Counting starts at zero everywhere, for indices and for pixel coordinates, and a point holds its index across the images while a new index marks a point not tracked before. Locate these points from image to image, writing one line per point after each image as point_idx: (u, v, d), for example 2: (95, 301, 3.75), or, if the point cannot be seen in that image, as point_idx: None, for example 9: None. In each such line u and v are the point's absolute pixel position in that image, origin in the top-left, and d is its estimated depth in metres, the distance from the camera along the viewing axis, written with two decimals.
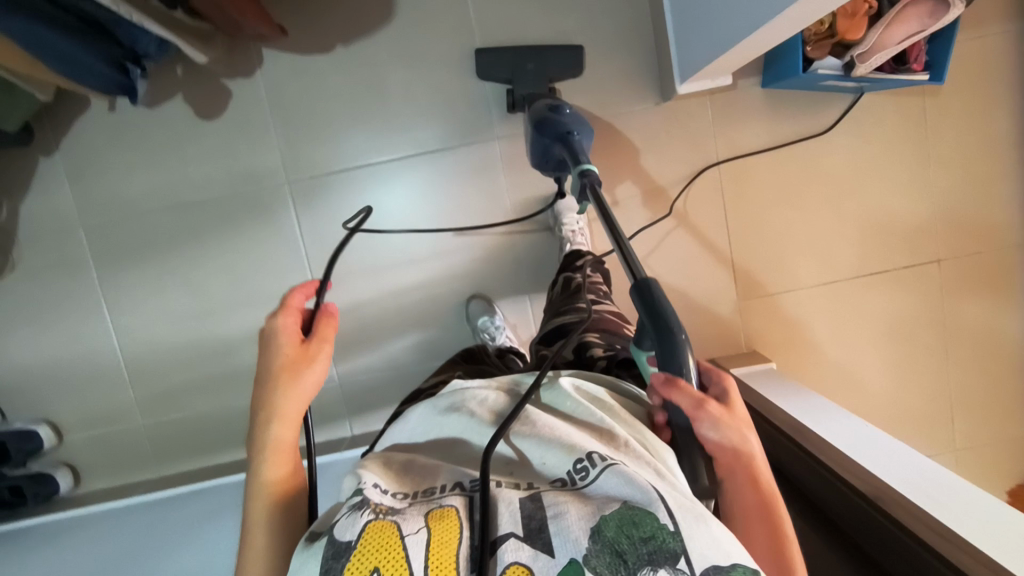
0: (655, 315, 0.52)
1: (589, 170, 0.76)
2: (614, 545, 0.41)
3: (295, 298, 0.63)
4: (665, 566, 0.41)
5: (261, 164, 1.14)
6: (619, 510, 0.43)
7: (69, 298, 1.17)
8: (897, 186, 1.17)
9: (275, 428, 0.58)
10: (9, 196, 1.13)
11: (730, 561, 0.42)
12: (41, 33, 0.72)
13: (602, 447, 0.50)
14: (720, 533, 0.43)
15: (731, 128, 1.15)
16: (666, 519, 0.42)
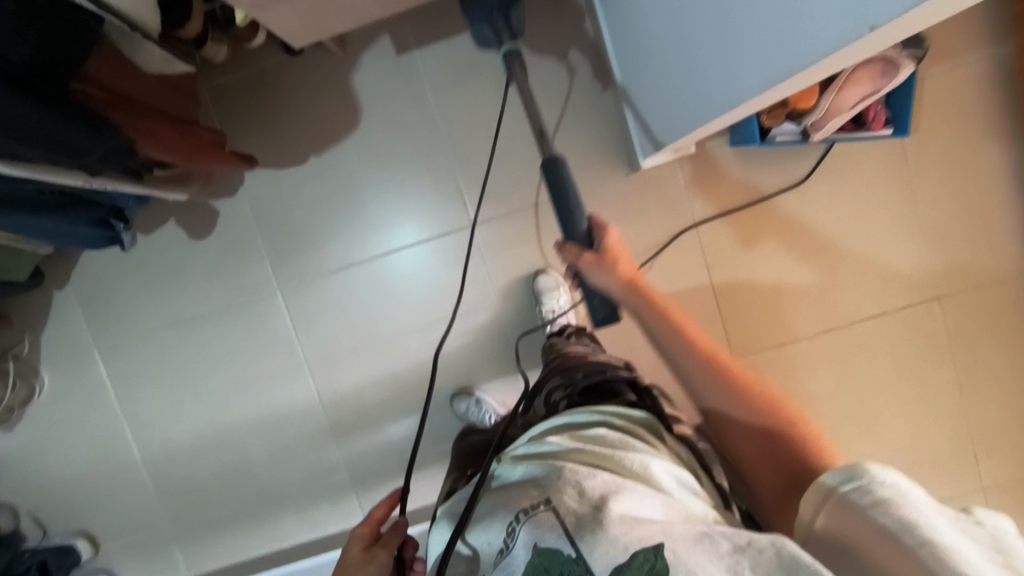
0: (556, 191, 0.76)
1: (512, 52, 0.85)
2: None
3: (376, 510, 0.64)
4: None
5: (253, 275, 1.20)
6: (533, 561, 0.47)
7: (91, 417, 1.24)
8: (885, 229, 1.14)
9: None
10: (31, 329, 1.22)
11: (628, 553, 0.45)
12: (30, 221, 0.77)
13: (529, 499, 0.52)
14: (619, 532, 0.46)
15: (704, 189, 1.14)
16: (566, 549, 0.47)
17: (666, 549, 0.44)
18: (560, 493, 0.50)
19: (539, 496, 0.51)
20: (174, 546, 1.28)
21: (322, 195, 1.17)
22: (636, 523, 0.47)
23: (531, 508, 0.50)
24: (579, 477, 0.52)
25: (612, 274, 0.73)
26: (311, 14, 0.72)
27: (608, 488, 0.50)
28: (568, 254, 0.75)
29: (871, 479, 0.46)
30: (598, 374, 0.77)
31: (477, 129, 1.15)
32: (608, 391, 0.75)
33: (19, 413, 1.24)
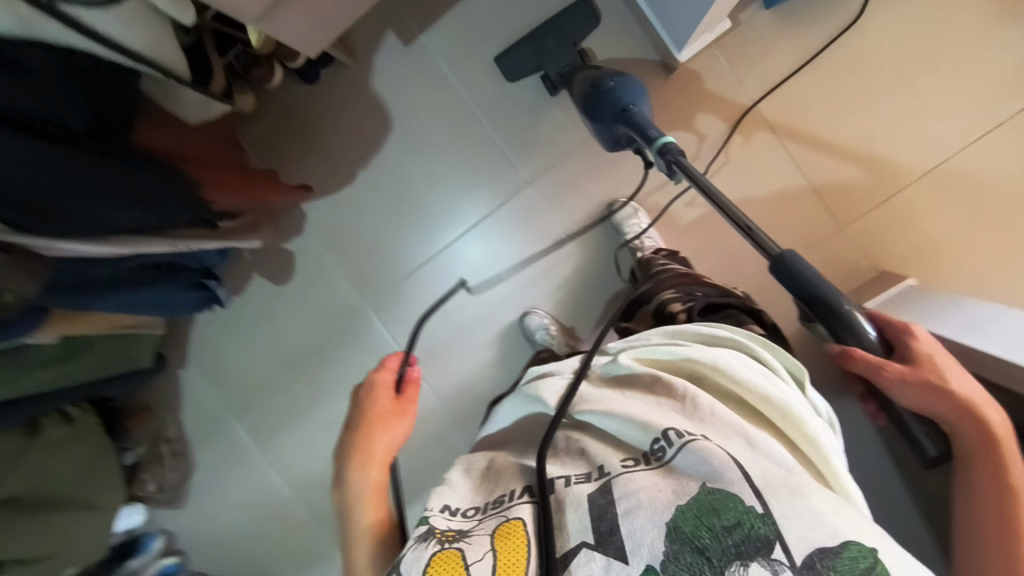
0: (806, 287, 0.62)
1: (668, 143, 0.77)
2: (695, 539, 0.42)
3: (392, 362, 0.79)
4: (757, 558, 0.41)
5: (341, 300, 1.24)
6: (699, 495, 0.44)
7: (242, 476, 1.32)
8: (971, 32, 1.01)
9: (368, 471, 0.66)
10: (170, 411, 1.32)
11: (838, 540, 0.41)
12: (132, 296, 0.82)
13: (681, 422, 0.50)
14: (822, 507, 0.43)
15: (753, 63, 1.07)
16: (751, 502, 0.43)
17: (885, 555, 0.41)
18: (725, 438, 0.49)
19: (694, 426, 0.50)
20: None
21: (379, 205, 1.20)
22: (842, 511, 0.44)
23: (686, 430, 0.48)
24: (743, 428, 0.50)
25: (929, 400, 0.68)
26: (316, 11, 0.72)
27: (785, 459, 0.48)
28: (857, 359, 0.68)
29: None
30: (719, 298, 0.74)
31: (503, 88, 1.15)
32: (730, 316, 0.71)
33: (184, 488, 1.35)
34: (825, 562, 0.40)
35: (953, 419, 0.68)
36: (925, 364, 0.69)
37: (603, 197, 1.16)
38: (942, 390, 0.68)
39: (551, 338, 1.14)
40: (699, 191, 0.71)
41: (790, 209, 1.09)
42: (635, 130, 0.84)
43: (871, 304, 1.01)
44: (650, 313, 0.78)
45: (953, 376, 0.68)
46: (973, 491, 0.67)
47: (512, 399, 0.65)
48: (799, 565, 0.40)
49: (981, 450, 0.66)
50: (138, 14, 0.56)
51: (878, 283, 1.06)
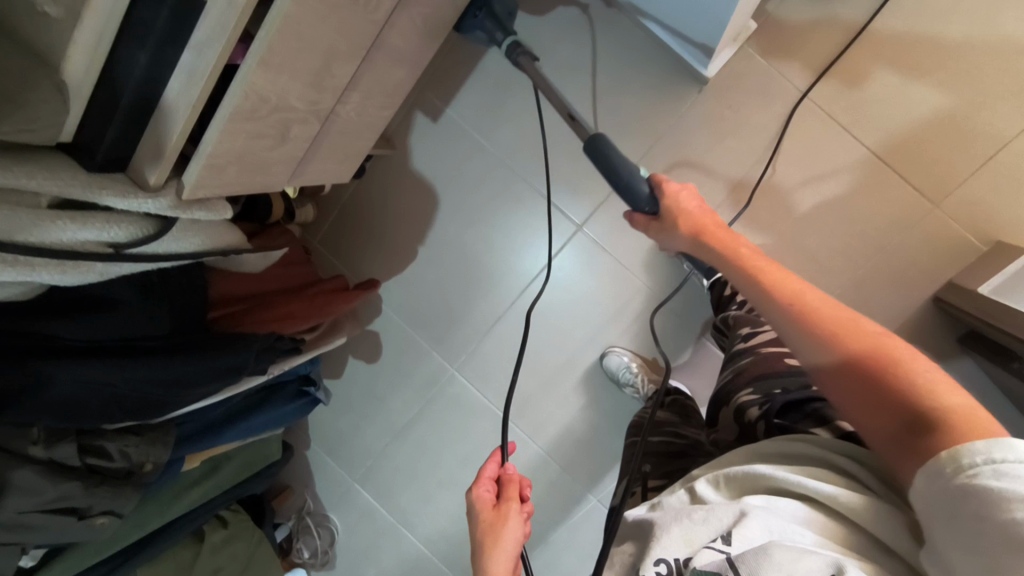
0: (606, 166, 0.72)
1: (515, 40, 0.84)
2: None
3: (488, 467, 0.67)
4: None
5: (429, 367, 1.31)
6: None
7: (378, 535, 1.44)
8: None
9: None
10: (307, 487, 1.47)
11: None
12: (246, 423, 0.93)
13: (720, 525, 0.50)
14: (783, 557, 0.44)
15: (793, 50, 0.98)
16: (727, 572, 0.45)
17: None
18: (754, 532, 0.48)
19: (720, 529, 0.50)
20: None
21: (446, 275, 1.25)
22: (804, 553, 0.44)
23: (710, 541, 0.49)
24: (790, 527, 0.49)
25: (685, 239, 0.73)
26: (339, 150, 0.78)
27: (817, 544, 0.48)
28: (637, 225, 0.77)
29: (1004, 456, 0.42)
30: (798, 389, 0.67)
31: (536, 138, 1.15)
32: (813, 413, 0.64)
33: (332, 554, 1.47)
34: None
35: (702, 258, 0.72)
36: (669, 215, 0.74)
37: None
38: (686, 226, 0.73)
39: (635, 377, 1.14)
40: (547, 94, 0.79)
41: (873, 198, 0.99)
42: (498, 29, 0.86)
43: (987, 288, 0.90)
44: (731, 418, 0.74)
45: (697, 214, 0.73)
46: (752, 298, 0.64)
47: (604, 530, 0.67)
48: None
49: (760, 288, 0.63)
50: (187, 225, 0.63)
51: (994, 256, 0.93)
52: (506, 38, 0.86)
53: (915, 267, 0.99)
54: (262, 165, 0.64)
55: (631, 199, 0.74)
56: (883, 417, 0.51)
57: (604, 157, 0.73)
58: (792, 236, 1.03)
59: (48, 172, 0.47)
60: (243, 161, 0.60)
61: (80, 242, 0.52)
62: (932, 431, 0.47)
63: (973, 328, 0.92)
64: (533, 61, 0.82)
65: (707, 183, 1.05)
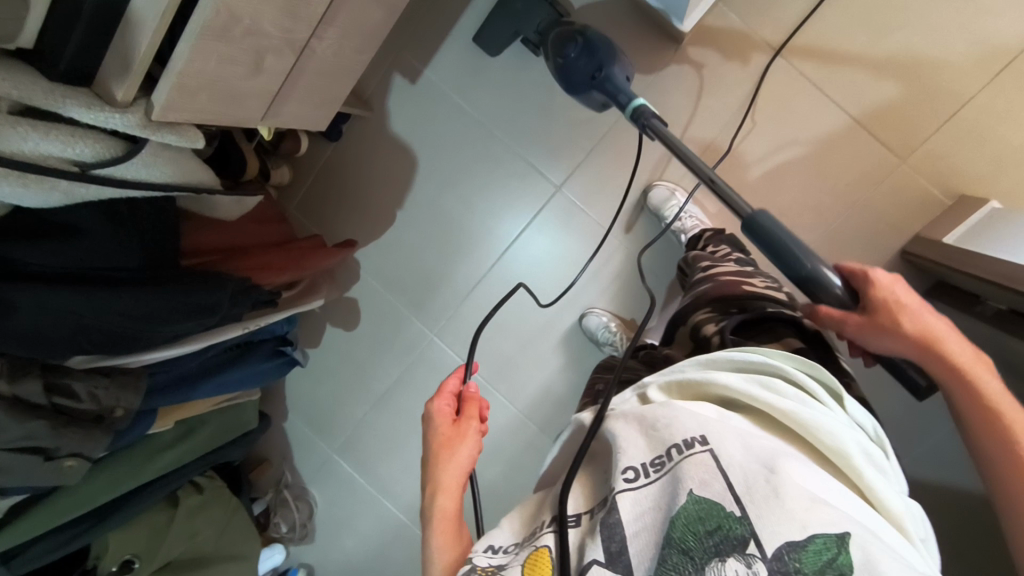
0: (781, 253, 0.62)
1: (640, 107, 0.77)
2: (681, 543, 0.42)
3: (450, 383, 0.69)
4: (733, 553, 0.41)
5: (408, 333, 1.30)
6: (686, 507, 0.43)
7: (357, 506, 1.42)
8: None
9: (437, 499, 0.60)
10: (285, 460, 1.46)
11: (805, 534, 0.41)
12: (220, 379, 0.92)
13: (689, 431, 0.48)
14: (796, 505, 0.42)
15: (767, 7, 1.00)
16: (731, 507, 0.43)
17: (851, 540, 0.41)
18: (723, 441, 0.47)
19: (696, 430, 0.48)
20: None
21: (424, 239, 1.24)
22: (817, 502, 0.43)
23: (686, 445, 0.47)
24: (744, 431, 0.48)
25: (897, 345, 0.62)
26: (315, 92, 0.77)
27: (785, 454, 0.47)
28: (825, 317, 0.65)
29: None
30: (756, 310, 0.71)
31: (514, 99, 1.15)
32: (769, 331, 0.68)
33: (310, 527, 1.46)
34: (791, 554, 0.40)
35: (914, 360, 0.62)
36: (882, 311, 0.62)
37: (638, 184, 1.14)
38: (902, 331, 0.61)
39: (613, 335, 1.14)
40: (676, 155, 0.72)
41: (844, 155, 1.01)
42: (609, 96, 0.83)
43: (952, 238, 0.92)
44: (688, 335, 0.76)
45: (917, 315, 0.62)
46: (957, 401, 0.60)
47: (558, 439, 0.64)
48: (770, 557, 0.41)
49: (974, 408, 0.59)
50: (158, 150, 0.61)
51: (959, 209, 0.96)
52: (628, 102, 0.80)
53: (884, 222, 1.02)
54: (234, 96, 0.63)
55: (823, 296, 0.63)
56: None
57: (774, 239, 0.62)
58: (767, 193, 1.05)
59: (9, 77, 0.46)
60: (214, 88, 0.59)
61: (44, 156, 0.50)
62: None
63: (941, 278, 0.94)
64: (662, 125, 0.76)
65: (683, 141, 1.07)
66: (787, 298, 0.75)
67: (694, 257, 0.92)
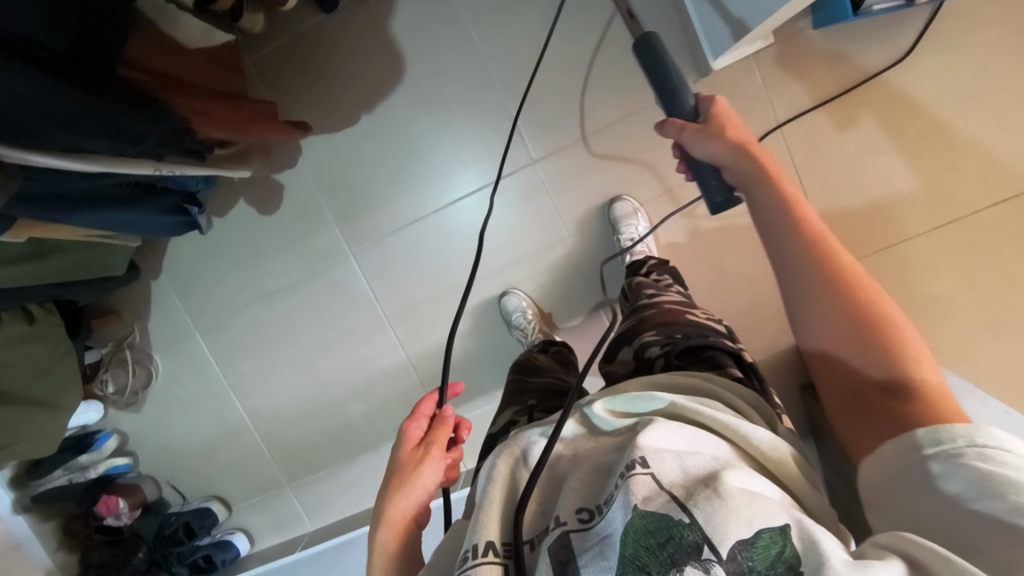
0: (654, 68, 0.63)
1: None
2: (632, 561, 0.34)
3: (425, 406, 0.60)
4: (689, 562, 0.33)
5: (326, 241, 1.21)
6: (632, 523, 0.35)
7: (203, 392, 1.33)
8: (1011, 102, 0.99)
9: (379, 532, 0.52)
10: (138, 319, 1.31)
11: (753, 530, 0.34)
12: (109, 215, 0.80)
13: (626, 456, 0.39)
14: (739, 500, 0.35)
15: (787, 83, 1.03)
16: (678, 514, 0.35)
17: (795, 531, 0.35)
18: (659, 455, 0.38)
19: (634, 450, 0.39)
20: (293, 498, 1.37)
21: (379, 153, 1.15)
22: (759, 496, 0.36)
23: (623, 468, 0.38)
24: (682, 448, 0.40)
25: (725, 154, 0.61)
26: None
27: (724, 460, 0.40)
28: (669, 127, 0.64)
29: (977, 440, 0.40)
30: (698, 337, 0.65)
31: (527, 55, 1.09)
32: (710, 359, 0.61)
33: (142, 395, 1.34)
34: (744, 554, 0.33)
35: (728, 168, 0.61)
36: (716, 120, 0.63)
37: (606, 191, 1.13)
38: (730, 140, 0.60)
39: (527, 322, 1.14)
40: None
41: None
42: None
43: None
44: (630, 355, 0.70)
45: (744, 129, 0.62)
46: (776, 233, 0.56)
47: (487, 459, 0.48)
48: (727, 560, 0.33)
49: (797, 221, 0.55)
50: None
51: None
52: None
53: None
54: None
55: (673, 103, 0.64)
56: (870, 384, 0.49)
57: (654, 53, 0.63)
58: (710, 250, 1.12)
59: None
60: None
61: None
62: (911, 404, 0.46)
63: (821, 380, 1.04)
64: None
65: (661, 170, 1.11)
66: (726, 330, 0.71)
67: (638, 283, 0.91)
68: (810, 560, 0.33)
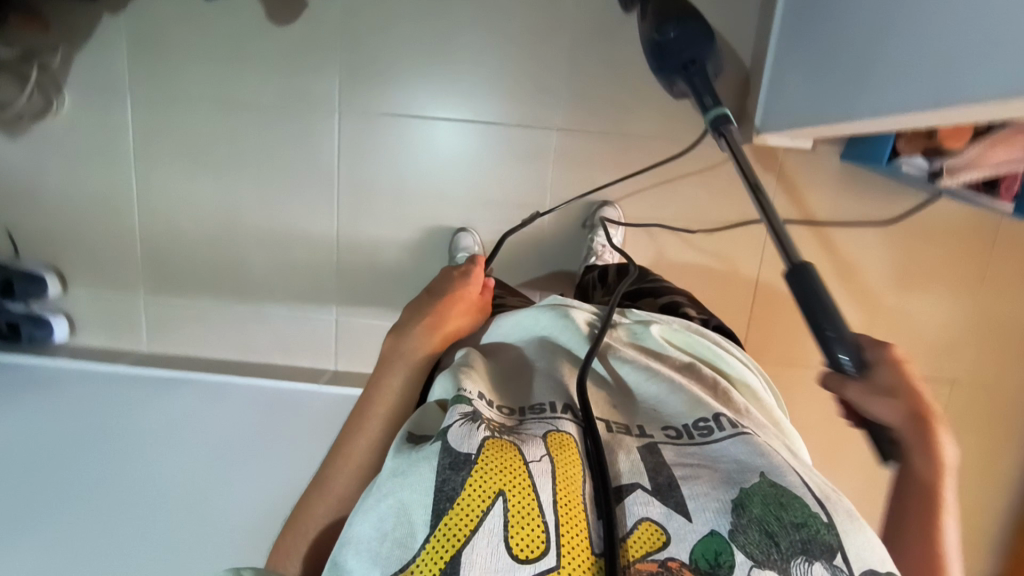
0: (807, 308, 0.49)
1: None
2: (763, 523, 0.39)
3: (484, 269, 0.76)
4: (820, 558, 0.38)
5: (320, 84, 1.11)
6: (762, 487, 0.40)
7: (104, 159, 1.17)
8: (883, 339, 1.14)
9: (430, 335, 0.63)
10: (66, 43, 1.11)
11: (882, 567, 0.39)
12: None
13: (727, 411, 0.48)
14: (872, 534, 0.40)
15: (795, 191, 1.10)
16: (813, 506, 0.40)
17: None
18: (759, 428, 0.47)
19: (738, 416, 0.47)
20: (143, 311, 1.25)
21: (420, 33, 1.08)
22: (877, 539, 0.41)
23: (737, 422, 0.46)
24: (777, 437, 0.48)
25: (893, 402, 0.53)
26: None
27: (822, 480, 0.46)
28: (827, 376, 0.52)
29: None
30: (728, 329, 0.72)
31: (606, 31, 1.07)
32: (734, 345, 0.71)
33: (29, 124, 1.15)
34: None
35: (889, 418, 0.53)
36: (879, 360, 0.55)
37: (602, 189, 1.14)
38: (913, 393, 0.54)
39: None
40: None
41: (722, 316, 1.18)
42: None
43: None
44: (656, 304, 0.78)
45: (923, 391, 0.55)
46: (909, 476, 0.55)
47: (531, 310, 0.60)
48: None
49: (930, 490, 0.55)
50: None
51: None
52: None
53: None
54: None
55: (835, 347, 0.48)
56: None
57: (811, 286, 0.49)
58: None
59: None
60: None
61: None
62: None
63: None
64: None
65: (658, 202, 1.15)
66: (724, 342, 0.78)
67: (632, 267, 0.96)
68: None
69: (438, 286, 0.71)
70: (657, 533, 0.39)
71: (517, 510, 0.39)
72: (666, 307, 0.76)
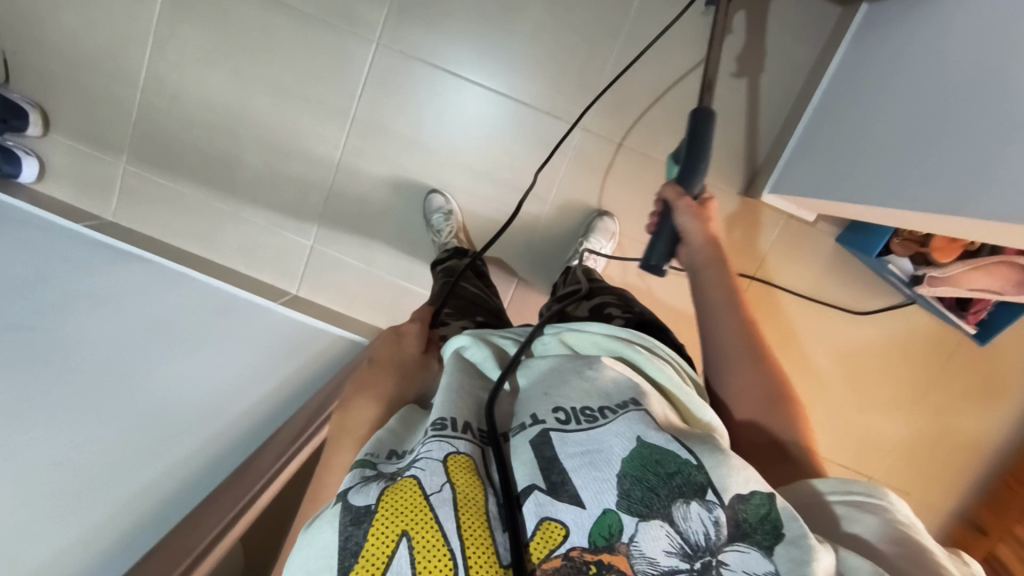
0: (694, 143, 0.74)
1: None
2: (642, 482, 0.37)
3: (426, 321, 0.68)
4: (694, 498, 0.37)
5: (366, 9, 1.09)
6: (638, 450, 0.39)
7: (123, 13, 1.12)
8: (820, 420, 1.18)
9: (376, 406, 0.54)
10: None
11: (749, 488, 0.38)
12: None
13: (621, 391, 0.44)
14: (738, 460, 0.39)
15: (782, 257, 1.13)
16: (680, 451, 0.39)
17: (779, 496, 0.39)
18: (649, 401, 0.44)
19: (627, 394, 0.43)
20: (120, 178, 1.21)
21: None
22: None
23: (620, 405, 0.42)
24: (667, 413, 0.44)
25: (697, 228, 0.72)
26: None
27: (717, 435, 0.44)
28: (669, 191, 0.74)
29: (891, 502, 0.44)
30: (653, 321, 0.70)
31: (656, 50, 1.07)
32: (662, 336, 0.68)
33: None
34: (737, 506, 0.37)
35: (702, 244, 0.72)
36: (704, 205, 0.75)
37: (604, 200, 1.15)
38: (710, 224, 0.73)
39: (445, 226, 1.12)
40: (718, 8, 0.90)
41: None
42: None
43: None
44: (586, 305, 0.76)
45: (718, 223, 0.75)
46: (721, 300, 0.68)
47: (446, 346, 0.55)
48: (728, 505, 0.37)
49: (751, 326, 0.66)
50: None
51: None
52: None
53: None
54: None
55: (687, 178, 0.74)
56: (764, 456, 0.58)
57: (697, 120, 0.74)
58: None
59: None
60: None
61: None
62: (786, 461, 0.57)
63: None
64: None
65: None
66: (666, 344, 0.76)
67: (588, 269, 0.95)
68: (793, 525, 0.37)
69: (377, 350, 0.62)
70: (557, 529, 0.36)
71: (422, 548, 0.35)
72: (595, 309, 0.74)
